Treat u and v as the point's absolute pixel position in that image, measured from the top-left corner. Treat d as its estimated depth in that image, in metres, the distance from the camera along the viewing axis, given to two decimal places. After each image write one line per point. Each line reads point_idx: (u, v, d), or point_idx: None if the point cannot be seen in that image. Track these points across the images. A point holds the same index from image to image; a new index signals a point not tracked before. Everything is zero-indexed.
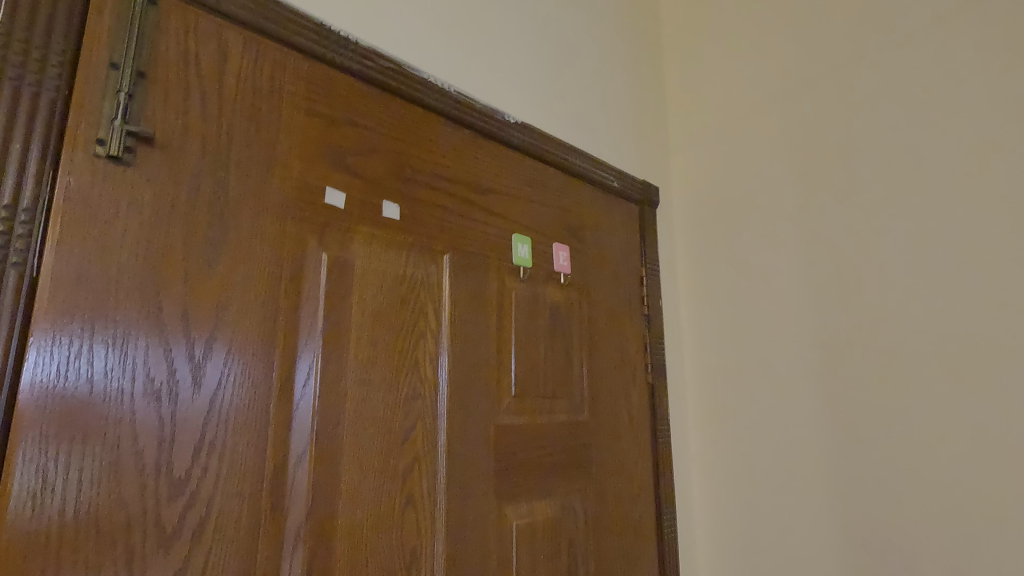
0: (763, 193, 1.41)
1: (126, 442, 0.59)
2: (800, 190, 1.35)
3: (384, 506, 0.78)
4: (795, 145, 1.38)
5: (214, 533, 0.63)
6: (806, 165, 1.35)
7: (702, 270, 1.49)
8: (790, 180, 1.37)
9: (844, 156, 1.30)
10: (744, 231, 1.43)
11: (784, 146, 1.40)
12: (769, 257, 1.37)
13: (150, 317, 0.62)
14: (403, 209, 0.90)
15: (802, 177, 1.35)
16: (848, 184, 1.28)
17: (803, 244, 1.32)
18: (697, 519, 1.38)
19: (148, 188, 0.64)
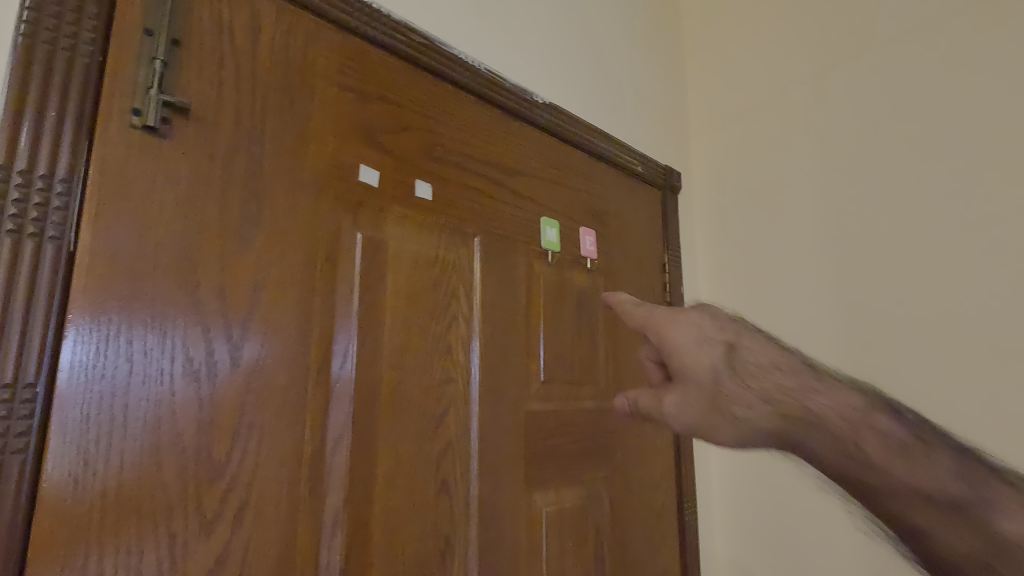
0: (788, 179, 1.38)
1: (166, 424, 0.57)
2: (826, 176, 1.32)
3: (419, 492, 0.77)
4: (822, 130, 1.35)
5: (254, 518, 0.61)
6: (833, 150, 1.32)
7: (725, 258, 1.46)
8: (816, 166, 1.34)
9: (873, 141, 1.27)
10: (766, 217, 1.40)
11: (810, 131, 1.37)
12: (793, 245, 1.34)
13: (188, 296, 0.60)
14: (434, 188, 0.87)
15: (829, 163, 1.32)
16: (877, 171, 1.25)
17: (828, 231, 1.29)
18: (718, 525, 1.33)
19: (184, 162, 0.62)
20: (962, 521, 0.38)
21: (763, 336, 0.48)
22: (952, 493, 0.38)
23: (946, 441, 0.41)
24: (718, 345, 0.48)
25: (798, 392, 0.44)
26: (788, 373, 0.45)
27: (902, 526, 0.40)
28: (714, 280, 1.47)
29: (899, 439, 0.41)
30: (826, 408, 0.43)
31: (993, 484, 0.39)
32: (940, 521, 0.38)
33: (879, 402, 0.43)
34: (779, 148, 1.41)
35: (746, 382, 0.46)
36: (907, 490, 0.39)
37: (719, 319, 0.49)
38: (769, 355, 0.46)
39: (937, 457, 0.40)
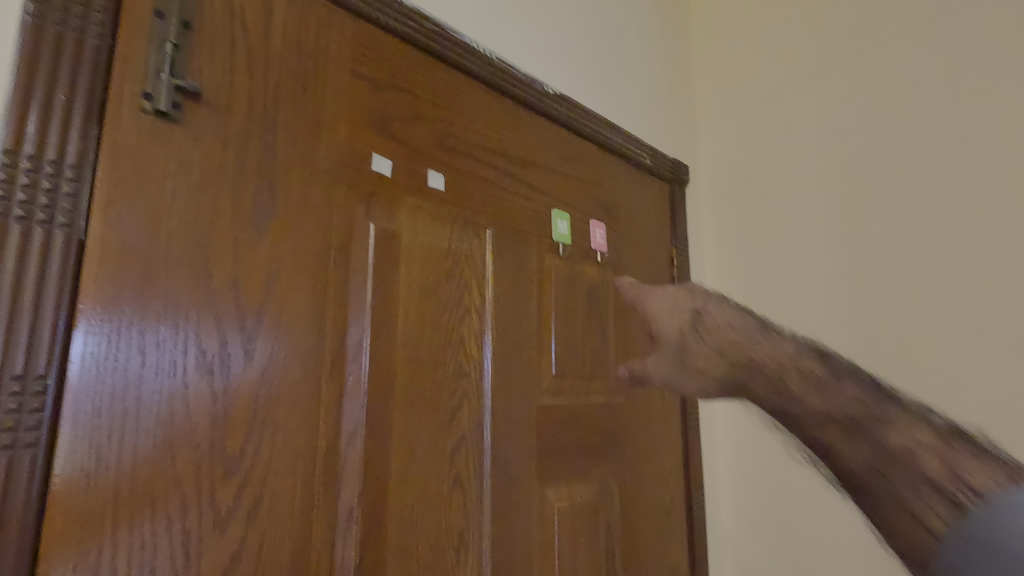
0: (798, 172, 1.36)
1: (180, 418, 0.55)
2: (837, 169, 1.30)
3: (432, 488, 0.76)
4: (832, 123, 1.33)
5: (269, 514, 0.60)
6: (844, 143, 1.30)
7: (733, 254, 1.44)
8: (826, 159, 1.32)
9: (884, 134, 1.25)
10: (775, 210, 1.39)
11: (820, 123, 1.35)
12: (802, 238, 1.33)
13: (201, 286, 0.58)
14: (447, 179, 0.86)
15: (839, 156, 1.31)
16: (889, 164, 1.23)
17: (839, 224, 1.28)
18: (722, 531, 1.31)
19: (196, 149, 0.60)
20: (858, 436, 0.41)
21: (731, 305, 0.54)
22: (850, 412, 0.42)
23: (858, 372, 0.44)
24: (686, 311, 0.55)
25: (744, 342, 0.49)
26: (743, 331, 0.50)
27: (815, 446, 0.43)
28: (721, 273, 1.45)
29: (812, 369, 0.45)
30: (766, 355, 0.47)
31: (893, 405, 0.42)
32: (840, 435, 0.42)
33: (807, 343, 0.47)
34: (788, 141, 1.40)
35: (705, 338, 0.52)
36: (817, 412, 0.43)
37: (692, 291, 0.56)
38: (729, 317, 0.52)
39: (847, 387, 0.43)
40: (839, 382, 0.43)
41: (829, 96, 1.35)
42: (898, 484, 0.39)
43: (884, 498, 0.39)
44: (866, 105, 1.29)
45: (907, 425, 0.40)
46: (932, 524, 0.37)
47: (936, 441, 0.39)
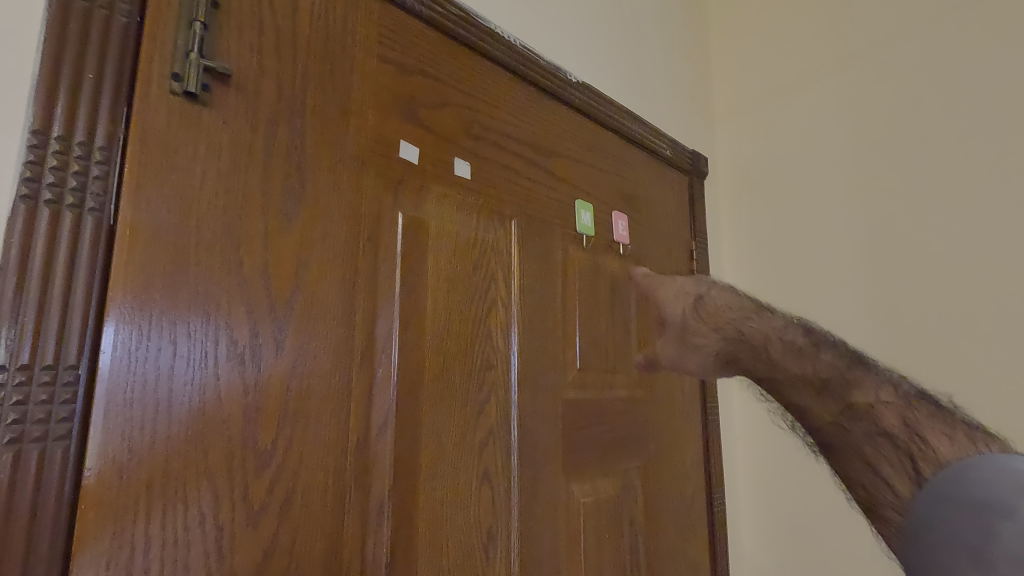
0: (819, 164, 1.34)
1: (211, 409, 0.53)
2: (859, 160, 1.28)
3: (461, 483, 0.74)
4: (855, 113, 1.30)
5: (301, 509, 0.58)
6: (867, 134, 1.27)
7: (753, 247, 1.41)
8: (849, 151, 1.30)
9: (909, 124, 1.22)
10: (795, 204, 1.36)
11: (842, 114, 1.32)
12: (824, 231, 1.30)
13: (232, 275, 0.56)
14: (472, 168, 0.84)
15: (862, 147, 1.28)
16: (915, 155, 1.20)
17: (863, 218, 1.25)
18: (744, 525, 1.31)
19: (225, 132, 0.58)
20: (828, 396, 0.49)
21: (731, 290, 0.64)
22: (824, 377, 0.50)
23: (843, 347, 0.51)
24: (691, 296, 0.66)
25: (740, 321, 0.59)
26: (737, 311, 0.61)
27: (795, 407, 0.51)
28: (741, 268, 1.43)
29: (798, 344, 0.53)
30: (754, 330, 0.58)
31: (869, 373, 0.48)
32: (812, 396, 0.50)
33: (800, 326, 0.55)
34: (809, 132, 1.37)
35: (705, 319, 0.63)
36: (797, 377, 0.51)
37: (703, 284, 0.67)
38: (730, 301, 0.62)
39: (824, 357, 0.51)
40: (818, 352, 0.51)
41: (851, 85, 1.32)
42: (858, 435, 0.45)
43: (846, 446, 0.46)
44: (890, 94, 1.26)
45: (873, 387, 0.47)
46: (882, 466, 0.43)
47: (898, 401, 0.45)
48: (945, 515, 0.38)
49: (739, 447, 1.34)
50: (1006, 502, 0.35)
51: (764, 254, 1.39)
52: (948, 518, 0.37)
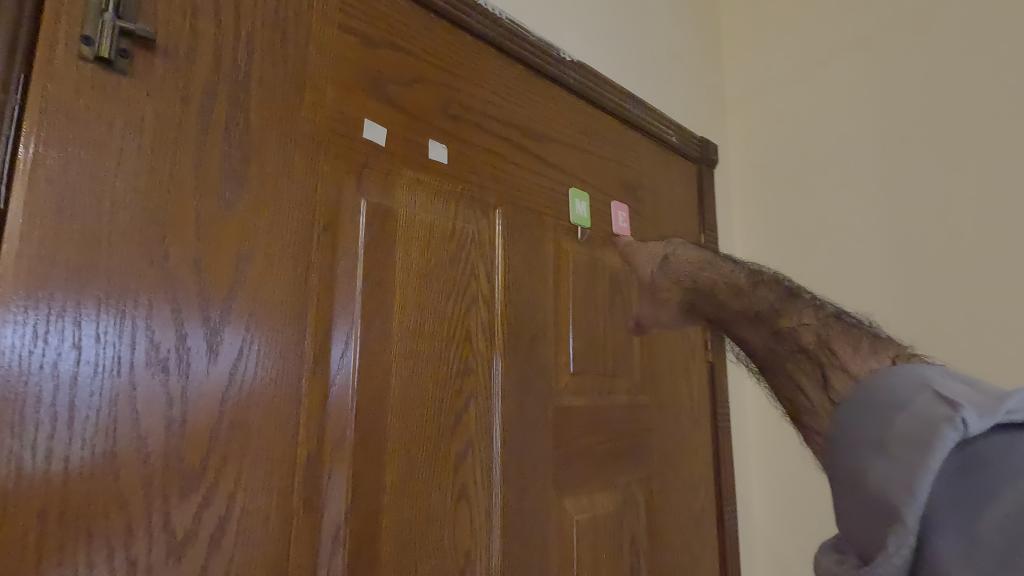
0: (840, 153, 1.22)
1: (125, 424, 0.46)
2: (885, 147, 1.16)
3: (435, 501, 0.66)
4: (880, 94, 1.18)
5: (237, 537, 0.51)
6: (894, 118, 1.16)
7: (770, 237, 1.30)
8: (874, 137, 1.18)
9: (942, 104, 1.10)
10: (815, 196, 1.24)
11: (866, 96, 1.20)
12: (847, 226, 1.18)
13: (155, 267, 0.49)
14: (450, 151, 0.76)
15: (889, 131, 1.16)
16: (948, 139, 1.08)
17: (891, 211, 1.13)
18: (757, 542, 1.20)
19: (149, 104, 0.50)
20: (762, 325, 0.52)
21: (704, 251, 0.71)
22: (760, 310, 0.53)
23: (782, 283, 0.54)
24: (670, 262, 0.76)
25: (704, 276, 0.66)
26: (703, 266, 0.68)
27: (737, 339, 0.55)
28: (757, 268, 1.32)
29: (740, 287, 0.58)
30: (713, 281, 0.63)
31: (796, 301, 0.51)
32: (752, 328, 0.53)
33: (752, 271, 0.59)
34: (829, 117, 1.25)
35: (680, 278, 0.72)
36: (741, 314, 0.55)
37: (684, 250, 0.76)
38: (698, 258, 0.71)
39: (764, 294, 0.54)
40: (756, 292, 0.55)
41: (876, 64, 1.20)
42: (784, 354, 0.48)
43: (772, 367, 0.49)
44: (920, 72, 1.14)
45: (799, 312, 0.49)
46: (798, 377, 0.46)
47: (817, 322, 0.47)
48: (854, 417, 0.39)
49: (752, 456, 1.24)
50: (904, 398, 0.37)
51: (781, 252, 1.28)
52: (855, 420, 0.39)
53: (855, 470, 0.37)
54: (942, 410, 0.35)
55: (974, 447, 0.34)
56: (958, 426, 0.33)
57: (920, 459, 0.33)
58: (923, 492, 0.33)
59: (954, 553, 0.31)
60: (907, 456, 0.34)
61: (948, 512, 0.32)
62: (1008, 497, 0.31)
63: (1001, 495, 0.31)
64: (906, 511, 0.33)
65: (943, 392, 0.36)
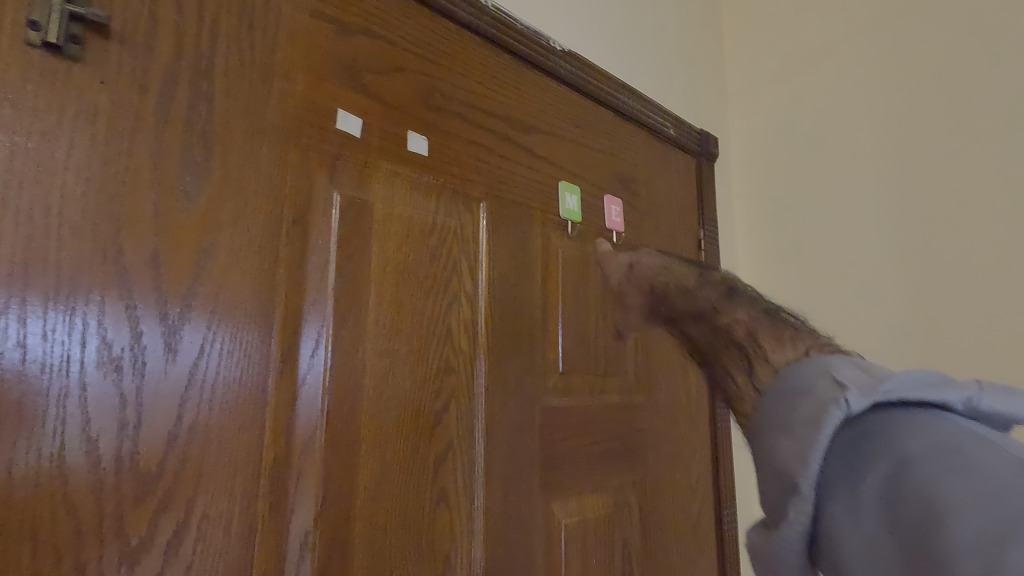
0: (845, 160, 1.19)
1: (74, 426, 0.44)
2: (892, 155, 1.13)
3: (412, 506, 0.64)
4: (887, 98, 1.15)
5: (197, 543, 0.49)
6: (901, 125, 1.12)
7: (771, 234, 1.28)
8: (880, 146, 1.15)
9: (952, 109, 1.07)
10: (818, 206, 1.21)
11: (872, 100, 1.17)
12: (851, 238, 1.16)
13: (108, 262, 0.47)
14: (431, 143, 0.73)
15: (896, 137, 1.13)
16: (957, 148, 1.06)
17: (897, 223, 1.10)
18: None
19: (102, 92, 0.48)
20: (701, 321, 0.54)
21: (654, 253, 0.75)
22: (700, 306, 0.55)
23: (722, 283, 0.56)
24: (625, 263, 0.80)
25: (653, 275, 0.70)
26: (654, 265, 0.72)
27: (680, 334, 0.57)
28: (759, 277, 1.29)
29: (687, 286, 0.60)
30: (661, 280, 0.67)
31: (735, 298, 0.53)
32: (693, 323, 0.55)
33: (697, 272, 0.62)
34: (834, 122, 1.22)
35: (634, 278, 0.76)
36: (684, 310, 0.57)
37: (637, 253, 0.80)
38: (652, 262, 0.73)
39: (705, 292, 0.56)
40: (700, 291, 0.57)
41: (884, 65, 1.17)
42: (720, 347, 0.50)
43: (711, 360, 0.51)
44: (929, 75, 1.11)
45: (734, 309, 0.52)
46: (730, 368, 0.48)
47: (749, 317, 0.50)
48: (761, 400, 0.42)
49: None
50: (808, 384, 0.39)
51: (783, 264, 1.25)
52: (762, 404, 0.42)
53: (760, 449, 0.40)
54: (835, 393, 0.37)
55: (857, 423, 0.37)
56: (842, 405, 0.37)
57: (812, 438, 0.37)
58: (814, 467, 0.36)
59: (843, 523, 0.35)
60: (806, 437, 0.37)
61: (838, 483, 0.36)
62: (882, 465, 0.35)
63: (878, 464, 0.35)
64: (802, 487, 0.36)
65: (839, 376, 0.39)
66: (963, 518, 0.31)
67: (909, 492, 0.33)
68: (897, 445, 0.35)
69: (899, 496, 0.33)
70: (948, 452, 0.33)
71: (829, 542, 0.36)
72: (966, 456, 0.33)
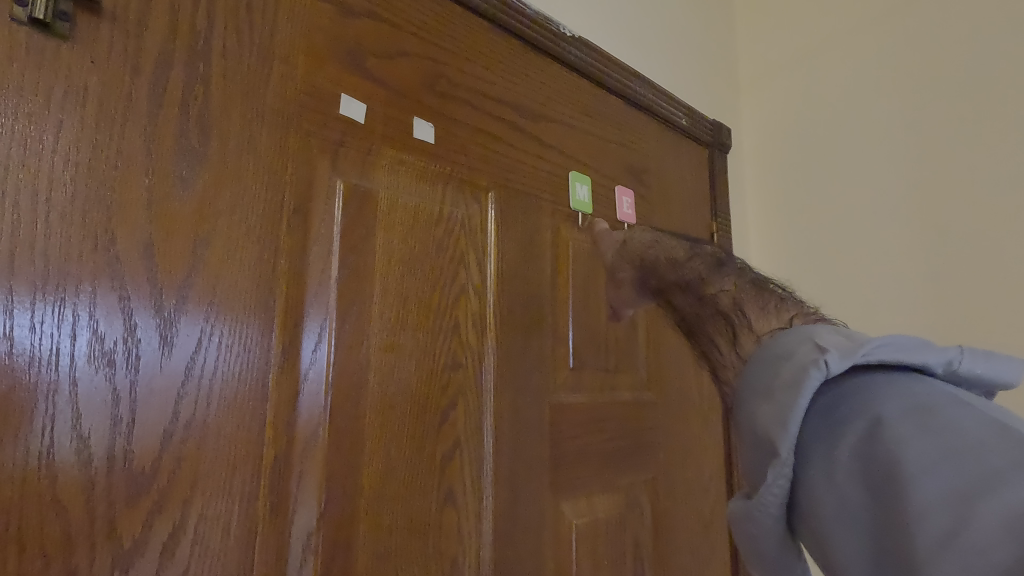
0: (862, 154, 1.15)
1: (63, 423, 0.42)
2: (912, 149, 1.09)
3: (418, 507, 0.61)
4: (909, 88, 1.11)
5: (194, 546, 0.47)
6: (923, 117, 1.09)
7: (782, 222, 1.25)
8: (896, 131, 1.11)
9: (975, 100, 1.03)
10: (833, 201, 1.18)
11: (893, 91, 1.13)
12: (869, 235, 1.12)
13: (99, 251, 0.45)
14: (438, 130, 0.70)
15: (917, 130, 1.09)
16: (976, 134, 1.02)
17: (917, 218, 1.07)
18: None
19: (93, 73, 0.46)
20: (688, 290, 0.59)
21: (648, 230, 0.77)
22: (687, 278, 0.60)
23: (708, 255, 0.61)
24: (618, 238, 0.81)
25: (646, 250, 0.72)
26: (647, 241, 0.73)
27: (668, 304, 0.62)
28: (769, 272, 1.26)
29: (676, 258, 0.65)
30: (655, 253, 0.69)
31: (721, 270, 0.58)
32: (680, 293, 0.60)
33: (686, 245, 0.67)
34: (851, 114, 1.18)
35: (626, 253, 0.77)
36: (673, 281, 0.62)
37: (629, 230, 0.80)
38: (645, 237, 0.75)
39: (692, 264, 0.61)
40: (689, 262, 0.62)
41: (904, 54, 1.12)
42: (706, 316, 0.55)
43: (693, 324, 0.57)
44: (952, 64, 1.07)
45: (720, 280, 0.57)
46: (716, 338, 0.53)
47: (736, 288, 0.55)
48: (747, 365, 0.47)
49: None
50: (790, 352, 0.43)
51: (795, 259, 1.22)
52: (749, 370, 0.46)
53: (745, 407, 0.45)
54: (813, 357, 0.41)
55: (838, 385, 0.41)
56: (821, 367, 0.40)
57: (791, 399, 0.41)
58: (794, 427, 0.40)
59: (820, 477, 0.39)
60: (785, 398, 0.41)
61: (816, 441, 0.40)
62: (859, 422, 0.39)
63: (852, 422, 0.39)
64: (781, 444, 0.40)
65: (818, 342, 0.43)
66: (926, 472, 0.35)
67: (882, 447, 0.37)
68: (871, 405, 0.39)
69: (873, 450, 0.37)
70: (917, 412, 0.37)
71: (807, 494, 0.40)
72: (938, 416, 0.37)
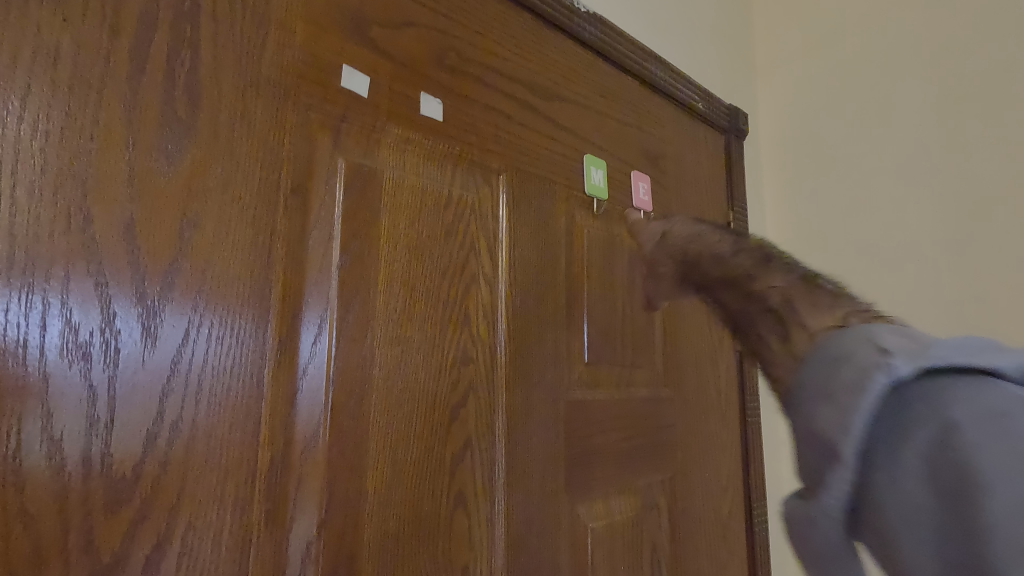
0: (889, 143, 1.09)
1: (31, 424, 0.37)
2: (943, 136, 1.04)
3: (425, 513, 0.57)
4: (941, 71, 1.05)
5: (181, 559, 0.42)
6: (957, 102, 1.03)
7: (800, 209, 1.19)
8: (923, 117, 1.06)
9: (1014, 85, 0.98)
10: (855, 191, 1.12)
11: (922, 75, 1.07)
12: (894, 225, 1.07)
13: (73, 232, 0.40)
14: (446, 107, 0.65)
15: (947, 118, 1.04)
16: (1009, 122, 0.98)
17: (949, 210, 1.02)
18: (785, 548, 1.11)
19: (66, 33, 0.41)
20: (733, 286, 0.51)
21: (688, 221, 0.69)
22: (733, 273, 0.52)
23: (757, 248, 0.53)
24: (658, 233, 0.73)
25: (688, 242, 0.65)
26: (687, 232, 0.66)
27: (714, 302, 0.55)
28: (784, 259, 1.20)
29: (720, 254, 0.56)
30: (697, 246, 0.62)
31: (770, 264, 0.50)
32: (725, 289, 0.53)
33: (731, 236, 0.59)
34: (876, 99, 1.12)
35: (665, 245, 0.70)
36: (717, 275, 0.55)
37: (669, 222, 0.73)
38: (685, 229, 0.67)
39: (739, 257, 0.53)
40: (735, 256, 0.54)
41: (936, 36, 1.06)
42: (753, 312, 0.47)
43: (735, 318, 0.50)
44: (983, 46, 1.01)
45: (770, 274, 0.49)
46: (763, 334, 0.45)
47: (785, 282, 0.46)
48: (797, 368, 0.38)
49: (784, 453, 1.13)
50: (847, 352, 0.35)
51: (812, 250, 1.16)
52: (801, 373, 0.37)
53: (797, 416, 0.36)
54: (875, 355, 0.33)
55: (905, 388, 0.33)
56: (886, 368, 0.32)
57: (853, 401, 0.32)
58: (856, 432, 0.32)
59: (887, 491, 0.31)
60: (844, 400, 0.33)
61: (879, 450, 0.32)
62: (925, 428, 0.31)
63: (919, 427, 0.31)
64: (842, 453, 0.32)
65: (880, 341, 0.35)
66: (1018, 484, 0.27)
67: (955, 457, 0.29)
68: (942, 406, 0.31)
69: (947, 465, 0.29)
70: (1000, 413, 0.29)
71: (872, 514, 0.32)
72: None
